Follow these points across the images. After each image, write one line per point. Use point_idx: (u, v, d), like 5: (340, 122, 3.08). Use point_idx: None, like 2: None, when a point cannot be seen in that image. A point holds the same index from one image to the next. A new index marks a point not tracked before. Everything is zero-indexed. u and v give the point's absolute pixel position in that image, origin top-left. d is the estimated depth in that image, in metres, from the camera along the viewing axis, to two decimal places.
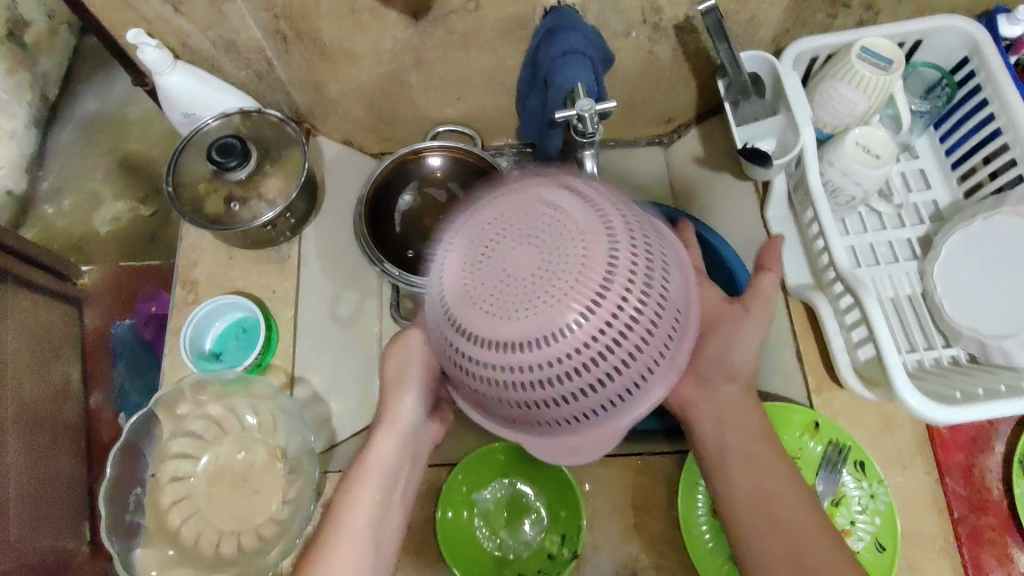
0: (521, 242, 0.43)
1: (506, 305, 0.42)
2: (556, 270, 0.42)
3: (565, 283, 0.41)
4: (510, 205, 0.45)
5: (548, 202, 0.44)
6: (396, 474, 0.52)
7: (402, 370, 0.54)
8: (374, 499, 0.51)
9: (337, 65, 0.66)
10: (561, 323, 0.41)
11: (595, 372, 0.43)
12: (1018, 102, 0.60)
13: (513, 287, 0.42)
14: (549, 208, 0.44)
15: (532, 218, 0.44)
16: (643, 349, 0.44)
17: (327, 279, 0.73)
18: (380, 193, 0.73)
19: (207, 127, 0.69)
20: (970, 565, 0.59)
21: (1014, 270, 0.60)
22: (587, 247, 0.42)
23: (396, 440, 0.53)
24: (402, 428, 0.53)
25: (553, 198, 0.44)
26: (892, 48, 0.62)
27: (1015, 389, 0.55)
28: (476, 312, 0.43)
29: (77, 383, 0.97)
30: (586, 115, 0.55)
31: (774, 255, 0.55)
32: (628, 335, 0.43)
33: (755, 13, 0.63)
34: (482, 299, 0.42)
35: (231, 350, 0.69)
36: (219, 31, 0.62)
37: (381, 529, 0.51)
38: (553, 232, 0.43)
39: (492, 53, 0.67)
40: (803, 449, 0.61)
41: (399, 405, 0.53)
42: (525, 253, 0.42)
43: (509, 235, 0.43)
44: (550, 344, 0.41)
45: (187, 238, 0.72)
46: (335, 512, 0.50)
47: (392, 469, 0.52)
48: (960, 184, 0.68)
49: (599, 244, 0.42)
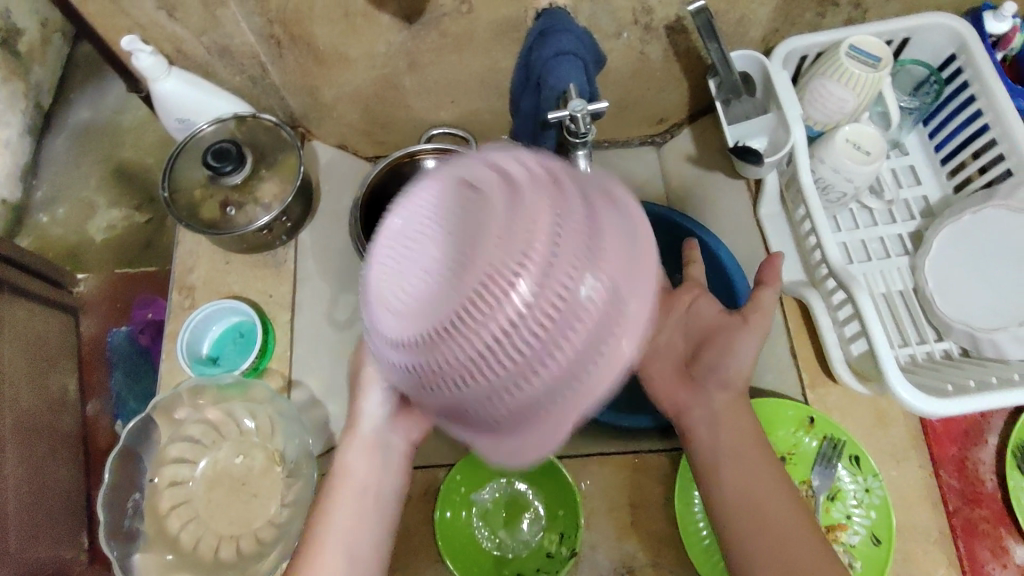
0: (464, 211, 0.39)
1: (432, 288, 0.38)
2: (483, 243, 0.37)
3: (491, 256, 0.36)
4: (446, 183, 0.41)
5: (487, 175, 0.40)
6: (367, 481, 0.52)
7: (361, 370, 0.51)
8: (350, 506, 0.51)
9: (331, 69, 0.66)
10: (480, 303, 0.36)
11: (532, 359, 0.36)
12: (1005, 98, 0.61)
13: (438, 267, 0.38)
14: (487, 181, 0.39)
15: (466, 193, 0.39)
16: (590, 331, 0.36)
17: (324, 283, 0.73)
18: (375, 197, 0.74)
19: (202, 133, 0.70)
20: (965, 558, 0.59)
21: (1003, 264, 0.61)
22: (518, 218, 0.37)
23: (364, 448, 0.53)
24: (368, 435, 0.53)
25: (490, 171, 0.40)
26: (880, 46, 0.63)
27: (1006, 381, 0.56)
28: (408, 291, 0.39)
29: (74, 392, 0.97)
30: (578, 115, 0.55)
31: (774, 268, 0.53)
32: (565, 314, 0.36)
33: (744, 13, 0.63)
34: (405, 283, 0.39)
35: (229, 354, 0.70)
36: (214, 37, 0.62)
37: (362, 535, 0.51)
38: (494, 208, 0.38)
39: (485, 55, 0.67)
40: (797, 444, 0.62)
41: (364, 408, 0.52)
42: (448, 231, 0.38)
43: (440, 211, 0.39)
44: (472, 324, 0.36)
45: (183, 244, 0.72)
46: (314, 522, 0.51)
47: (365, 475, 0.52)
48: (950, 180, 0.69)
49: (534, 214, 0.37)
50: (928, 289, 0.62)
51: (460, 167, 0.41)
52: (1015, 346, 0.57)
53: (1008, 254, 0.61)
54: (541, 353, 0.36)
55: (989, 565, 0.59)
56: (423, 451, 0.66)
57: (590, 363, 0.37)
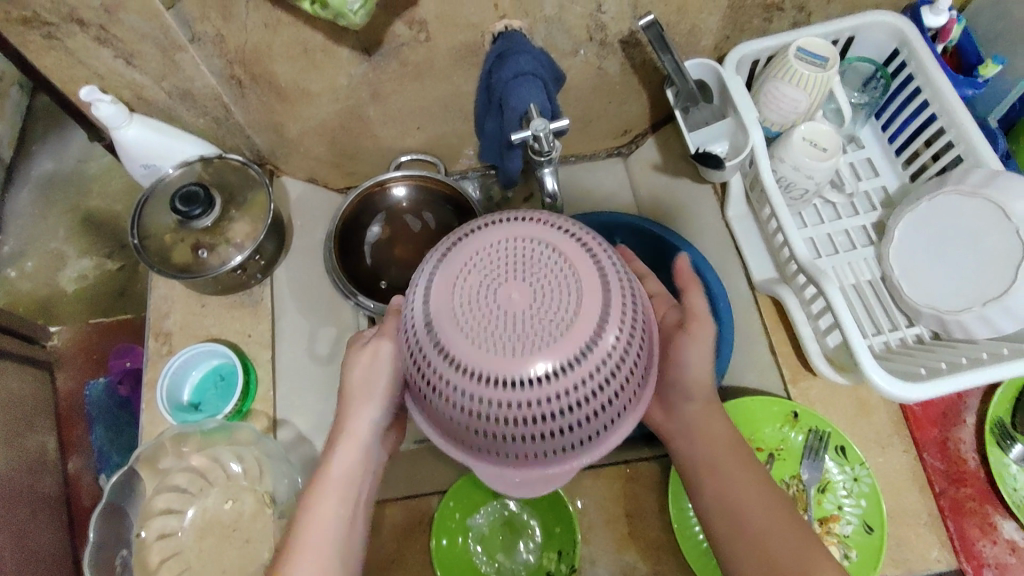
0: (515, 280, 0.44)
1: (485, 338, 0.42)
2: (549, 312, 0.43)
3: (545, 328, 0.42)
4: (515, 243, 0.46)
5: (540, 245, 0.45)
6: (356, 486, 0.52)
7: (364, 385, 0.53)
8: (337, 509, 0.51)
9: (295, 105, 0.67)
10: (548, 374, 0.42)
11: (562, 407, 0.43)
12: (949, 87, 0.63)
13: (510, 325, 0.43)
14: (544, 249, 0.45)
15: (531, 260, 0.45)
16: (619, 392, 0.45)
17: (303, 318, 0.72)
18: (349, 227, 0.74)
19: (169, 177, 0.69)
20: (956, 537, 0.60)
21: (967, 246, 0.61)
22: (576, 288, 0.44)
23: (357, 449, 0.52)
24: (357, 441, 0.53)
25: (544, 237, 0.46)
26: (827, 46, 0.65)
27: (977, 360, 0.57)
28: (457, 325, 0.43)
29: (54, 451, 0.95)
30: (541, 134, 0.56)
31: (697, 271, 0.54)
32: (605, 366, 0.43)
33: (694, 23, 0.66)
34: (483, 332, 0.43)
35: (211, 399, 0.69)
36: (174, 81, 0.62)
37: (344, 539, 0.50)
38: (544, 272, 0.44)
39: (447, 80, 0.68)
40: (784, 439, 0.63)
41: (363, 416, 0.53)
42: (515, 289, 0.43)
43: (508, 275, 0.44)
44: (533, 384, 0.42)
45: (156, 290, 0.71)
46: (297, 519, 0.50)
47: (355, 482, 0.52)
48: (906, 169, 0.71)
49: (588, 291, 0.44)
50: (894, 276, 0.64)
51: (527, 230, 0.46)
52: (981, 325, 0.58)
53: (970, 237, 0.61)
54: (573, 407, 0.43)
55: (980, 543, 0.60)
56: (414, 481, 0.65)
57: (607, 421, 0.46)
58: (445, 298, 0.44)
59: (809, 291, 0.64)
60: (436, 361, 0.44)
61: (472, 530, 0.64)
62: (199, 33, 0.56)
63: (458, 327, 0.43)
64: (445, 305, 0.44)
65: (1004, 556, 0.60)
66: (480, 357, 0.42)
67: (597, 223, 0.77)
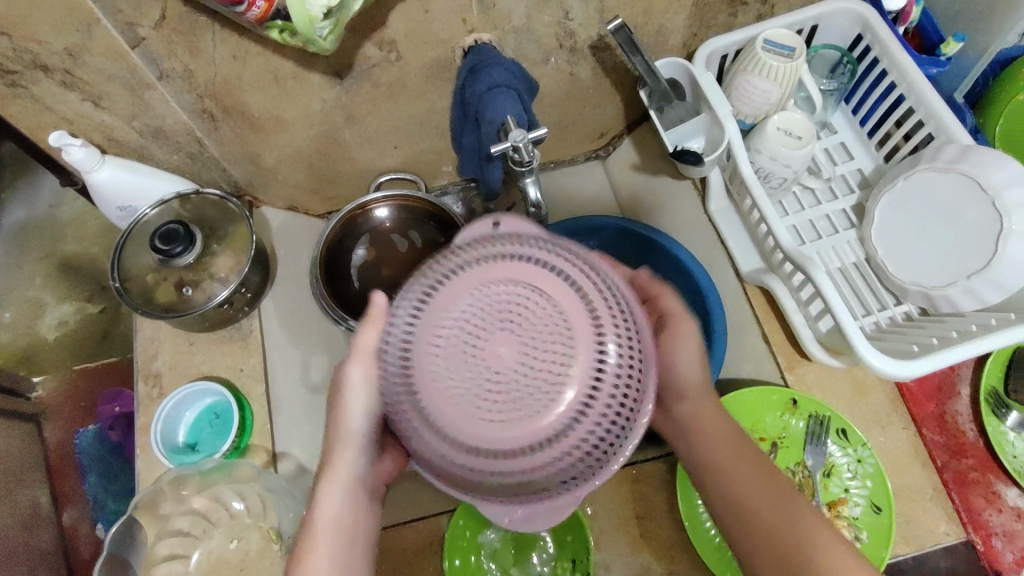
0: (475, 302, 0.40)
1: (452, 370, 0.39)
2: (520, 328, 0.39)
3: (509, 350, 0.39)
4: (467, 261, 0.42)
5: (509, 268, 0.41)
6: (354, 524, 0.49)
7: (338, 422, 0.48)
8: (338, 540, 0.47)
9: (269, 133, 0.66)
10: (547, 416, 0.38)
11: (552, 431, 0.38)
12: (914, 67, 0.64)
13: (476, 353, 0.39)
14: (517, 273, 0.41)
15: (488, 277, 0.41)
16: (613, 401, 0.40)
17: (293, 347, 0.71)
18: (334, 252, 0.73)
19: (147, 217, 0.68)
20: (961, 508, 0.61)
21: (945, 222, 0.62)
22: (543, 299, 0.40)
23: (342, 491, 0.48)
24: (347, 476, 0.49)
25: (497, 252, 0.42)
26: (792, 36, 0.66)
27: (966, 332, 0.58)
28: (423, 361, 0.40)
29: (48, 505, 0.92)
30: (520, 145, 0.57)
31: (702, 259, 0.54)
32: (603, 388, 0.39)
33: (661, 23, 0.67)
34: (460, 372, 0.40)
35: (207, 438, 0.67)
36: (145, 120, 0.61)
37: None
38: (506, 288, 0.41)
39: (421, 98, 0.68)
40: (786, 426, 0.63)
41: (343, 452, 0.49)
42: (479, 312, 0.40)
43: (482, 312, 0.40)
44: (513, 413, 0.38)
45: (142, 331, 0.70)
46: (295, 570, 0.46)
47: (350, 519, 0.49)
48: (879, 150, 0.72)
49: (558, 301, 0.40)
50: (878, 256, 0.65)
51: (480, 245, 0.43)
52: (966, 298, 0.60)
53: (947, 213, 0.62)
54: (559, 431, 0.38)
55: (986, 513, 0.61)
56: (420, 502, 0.64)
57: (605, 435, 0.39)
58: (409, 332, 0.41)
59: (797, 278, 0.65)
60: (416, 422, 0.40)
61: (484, 546, 0.63)
62: (168, 70, 0.56)
63: (425, 364, 0.40)
64: (410, 340, 0.41)
65: (1011, 523, 0.61)
66: (465, 416, 0.39)
67: (582, 227, 0.77)
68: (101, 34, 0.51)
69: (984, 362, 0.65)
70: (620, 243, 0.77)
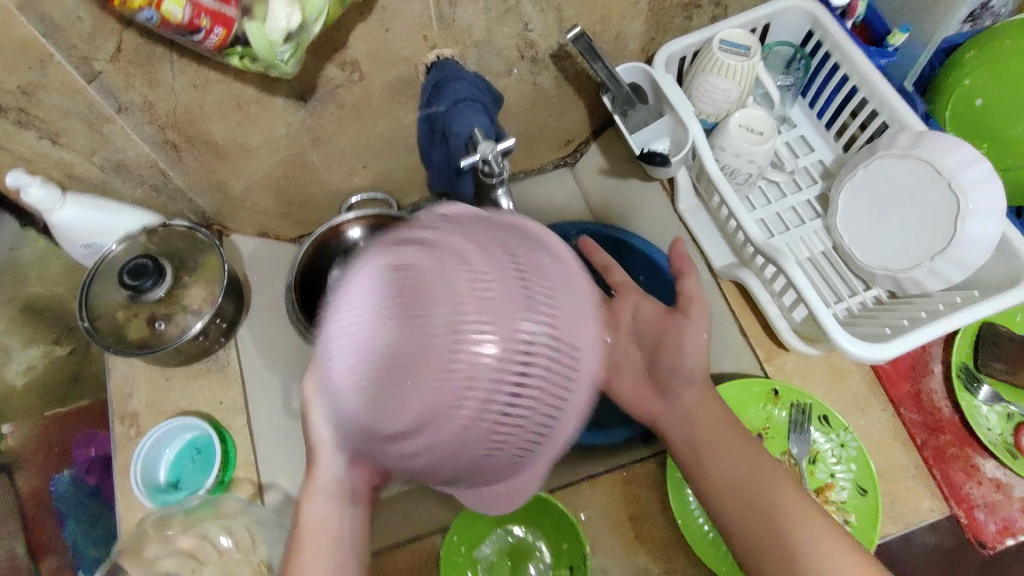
0: None
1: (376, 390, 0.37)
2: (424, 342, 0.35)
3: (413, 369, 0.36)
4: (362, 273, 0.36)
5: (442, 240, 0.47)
6: (338, 531, 0.49)
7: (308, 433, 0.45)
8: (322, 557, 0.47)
9: (235, 160, 0.66)
10: (456, 413, 0.36)
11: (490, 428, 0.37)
12: (864, 59, 0.66)
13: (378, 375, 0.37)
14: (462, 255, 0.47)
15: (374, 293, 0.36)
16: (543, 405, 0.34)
17: (276, 375, 0.71)
18: (308, 276, 0.73)
19: (113, 254, 0.67)
20: (943, 484, 0.62)
21: (904, 208, 0.64)
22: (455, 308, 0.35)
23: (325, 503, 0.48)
24: (332, 485, 0.46)
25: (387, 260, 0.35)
26: (747, 35, 0.68)
27: (934, 312, 0.60)
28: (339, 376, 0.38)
29: (25, 557, 0.91)
30: (490, 157, 0.57)
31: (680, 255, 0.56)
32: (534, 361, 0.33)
33: (618, 30, 0.69)
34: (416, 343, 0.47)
35: (189, 475, 0.66)
36: (106, 154, 0.60)
37: None
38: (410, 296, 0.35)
39: (386, 116, 0.68)
40: (769, 417, 0.64)
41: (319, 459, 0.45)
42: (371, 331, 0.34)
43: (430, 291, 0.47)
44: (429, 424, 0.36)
45: (115, 371, 0.68)
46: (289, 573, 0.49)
47: (334, 528, 0.48)
48: (838, 141, 0.75)
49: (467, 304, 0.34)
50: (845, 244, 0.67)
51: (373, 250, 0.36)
52: (932, 279, 0.61)
53: (906, 199, 0.64)
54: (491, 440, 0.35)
55: (968, 487, 0.62)
56: (414, 521, 0.63)
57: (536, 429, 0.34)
58: (327, 344, 0.39)
59: (768, 270, 0.66)
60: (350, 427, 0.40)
61: (479, 561, 0.63)
62: (127, 103, 0.55)
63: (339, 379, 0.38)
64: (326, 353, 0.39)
65: (991, 494, 0.62)
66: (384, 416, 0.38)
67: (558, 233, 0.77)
68: (55, 70, 0.50)
69: (953, 339, 0.67)
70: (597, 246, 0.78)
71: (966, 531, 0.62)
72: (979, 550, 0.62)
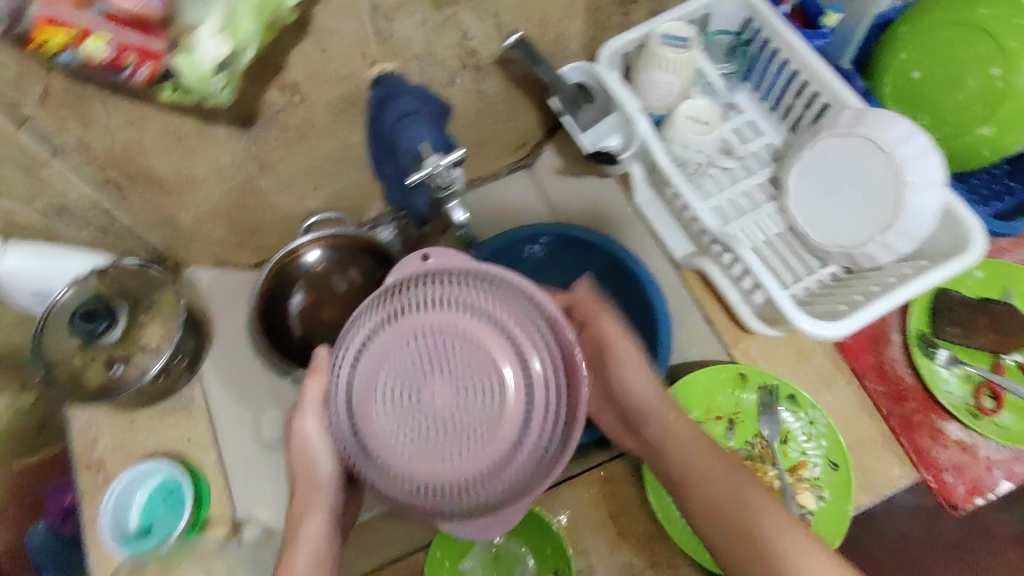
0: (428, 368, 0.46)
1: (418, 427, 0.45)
2: (476, 388, 0.46)
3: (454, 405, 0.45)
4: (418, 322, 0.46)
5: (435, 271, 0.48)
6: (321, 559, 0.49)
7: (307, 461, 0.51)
8: None
9: (182, 193, 0.65)
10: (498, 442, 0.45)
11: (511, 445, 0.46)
12: (801, 42, 0.68)
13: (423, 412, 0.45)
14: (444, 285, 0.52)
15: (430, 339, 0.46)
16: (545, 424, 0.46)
17: (243, 408, 0.69)
18: (269, 304, 0.72)
19: (62, 300, 0.65)
20: (909, 451, 0.64)
21: (852, 185, 0.65)
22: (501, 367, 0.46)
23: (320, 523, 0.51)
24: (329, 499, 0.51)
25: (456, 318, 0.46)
26: (685, 27, 0.68)
27: (886, 285, 0.61)
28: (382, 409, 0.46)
29: None
30: (440, 169, 0.58)
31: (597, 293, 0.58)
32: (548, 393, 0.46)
33: (558, 32, 0.69)
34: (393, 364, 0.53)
35: (161, 518, 0.64)
36: (47, 199, 0.58)
37: None
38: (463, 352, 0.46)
39: (333, 136, 0.67)
40: (738, 402, 0.65)
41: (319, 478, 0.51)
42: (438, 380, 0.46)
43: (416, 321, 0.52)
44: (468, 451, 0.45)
45: (75, 419, 0.67)
46: None
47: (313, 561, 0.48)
48: (784, 124, 0.76)
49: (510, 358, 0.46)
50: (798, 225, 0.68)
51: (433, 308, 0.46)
52: (882, 252, 0.63)
53: (853, 175, 0.65)
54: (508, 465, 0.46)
55: (934, 451, 0.64)
56: (396, 542, 0.63)
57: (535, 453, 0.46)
58: (372, 376, 0.46)
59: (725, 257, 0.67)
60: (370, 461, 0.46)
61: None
62: (62, 146, 0.54)
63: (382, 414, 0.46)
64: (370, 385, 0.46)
65: (957, 456, 0.64)
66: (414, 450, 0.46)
67: (515, 237, 0.77)
68: None
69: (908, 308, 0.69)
70: (551, 249, 0.79)
71: (937, 495, 0.63)
72: (951, 511, 0.63)
